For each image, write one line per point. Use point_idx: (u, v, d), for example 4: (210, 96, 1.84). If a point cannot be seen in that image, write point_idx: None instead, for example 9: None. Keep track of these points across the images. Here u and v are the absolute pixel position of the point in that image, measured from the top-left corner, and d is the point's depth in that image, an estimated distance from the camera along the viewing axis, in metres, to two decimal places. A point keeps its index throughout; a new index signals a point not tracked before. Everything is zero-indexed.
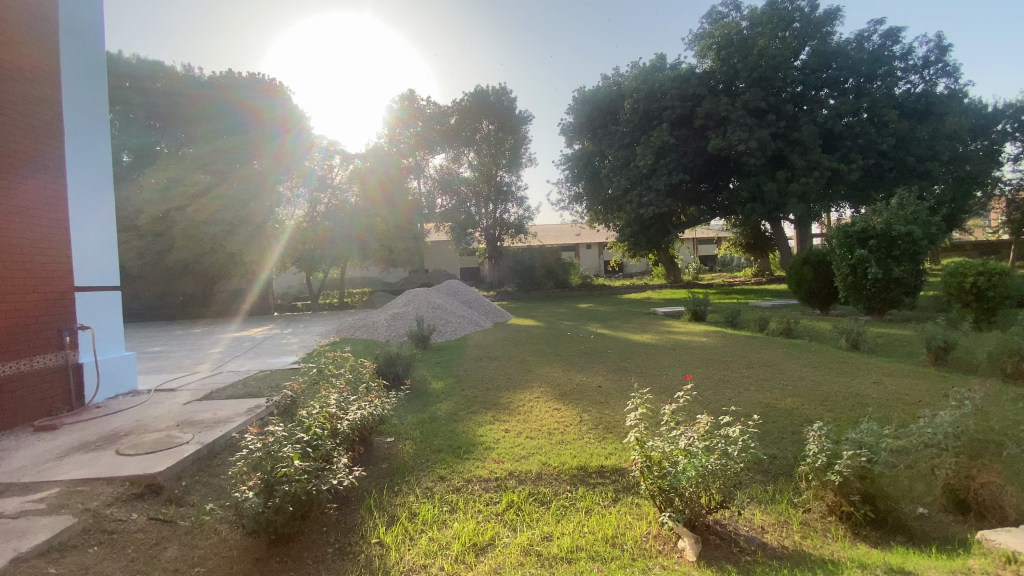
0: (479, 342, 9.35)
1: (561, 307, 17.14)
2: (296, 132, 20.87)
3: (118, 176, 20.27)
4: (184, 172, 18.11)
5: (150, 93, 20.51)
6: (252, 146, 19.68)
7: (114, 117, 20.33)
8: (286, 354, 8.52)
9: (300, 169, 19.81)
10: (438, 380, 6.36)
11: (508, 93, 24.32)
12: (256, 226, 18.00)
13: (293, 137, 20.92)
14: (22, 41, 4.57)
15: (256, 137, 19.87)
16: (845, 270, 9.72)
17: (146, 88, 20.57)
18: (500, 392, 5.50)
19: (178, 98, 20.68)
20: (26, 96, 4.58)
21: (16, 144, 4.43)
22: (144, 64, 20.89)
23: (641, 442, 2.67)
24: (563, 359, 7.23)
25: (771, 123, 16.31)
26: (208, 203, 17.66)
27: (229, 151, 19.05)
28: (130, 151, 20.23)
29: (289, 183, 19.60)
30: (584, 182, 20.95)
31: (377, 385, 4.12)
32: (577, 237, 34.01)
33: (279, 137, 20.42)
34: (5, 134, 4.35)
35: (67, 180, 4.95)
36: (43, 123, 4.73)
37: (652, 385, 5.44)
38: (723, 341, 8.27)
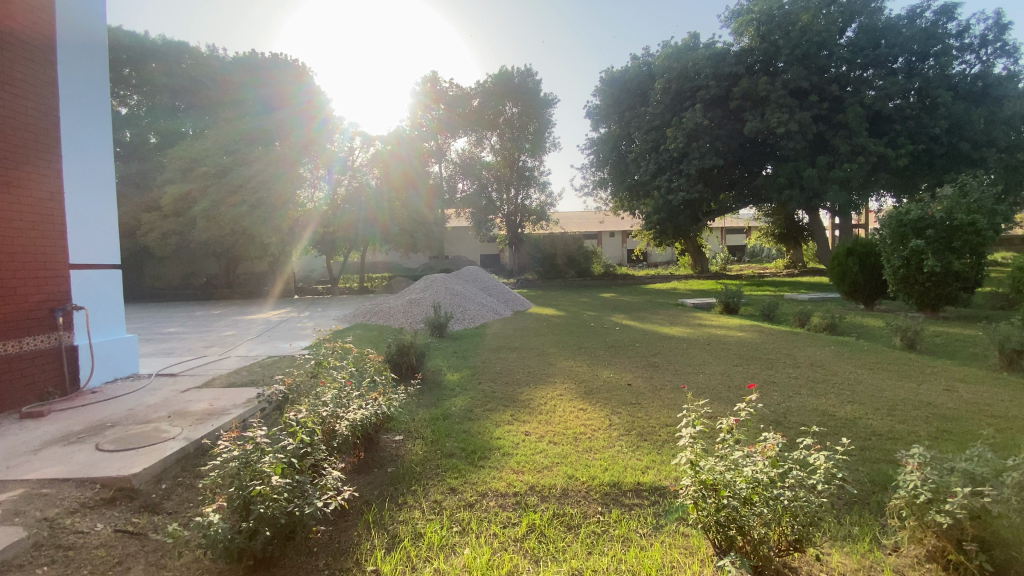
0: (498, 331, 8.94)
1: (583, 295, 16.61)
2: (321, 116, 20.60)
3: (144, 156, 20.36)
4: (209, 153, 18.03)
5: (175, 73, 20.48)
6: (279, 132, 19.61)
7: (141, 98, 20.41)
8: (300, 338, 8.27)
9: (325, 154, 19.35)
10: (454, 371, 5.97)
11: (533, 75, 23.62)
12: (279, 213, 17.87)
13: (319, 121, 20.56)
14: (28, 22, 4.35)
15: (283, 123, 19.67)
16: (896, 262, 8.94)
17: (172, 69, 20.54)
18: (519, 387, 5.04)
19: (203, 80, 20.65)
20: (36, 80, 4.40)
21: (27, 133, 4.29)
22: (170, 45, 20.84)
23: (695, 464, 2.18)
24: (587, 352, 6.73)
25: (813, 104, 15.37)
26: (237, 190, 17.65)
27: (257, 139, 19.08)
28: (156, 132, 20.30)
29: (313, 168, 19.13)
30: (610, 167, 20.24)
31: (385, 379, 3.70)
32: (600, 225, 33.25)
33: (305, 124, 19.96)
34: (17, 124, 4.21)
35: (78, 166, 4.77)
36: (51, 106, 4.53)
37: (689, 385, 4.92)
38: (762, 336, 7.66)
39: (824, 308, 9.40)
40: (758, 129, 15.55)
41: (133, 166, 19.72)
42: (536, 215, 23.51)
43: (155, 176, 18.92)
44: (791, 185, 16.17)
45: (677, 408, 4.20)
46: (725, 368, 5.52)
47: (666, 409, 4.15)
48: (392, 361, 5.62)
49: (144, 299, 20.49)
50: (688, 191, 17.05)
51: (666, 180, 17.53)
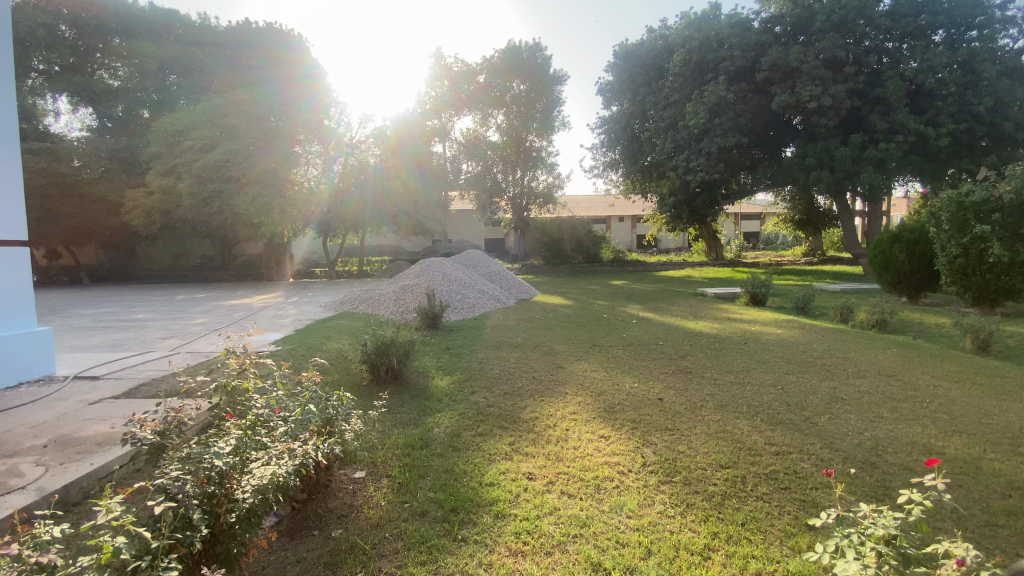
0: (498, 323, 7.95)
1: (592, 282, 15.59)
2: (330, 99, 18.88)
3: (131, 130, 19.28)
4: (197, 128, 16.90)
5: (162, 41, 19.17)
6: (284, 110, 18.27)
7: (128, 68, 19.24)
8: (275, 327, 7.31)
9: (337, 138, 18.43)
10: (443, 374, 5.01)
11: (542, 50, 22.26)
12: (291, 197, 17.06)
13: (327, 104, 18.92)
14: None
15: (290, 105, 18.18)
16: (953, 251, 7.83)
17: (158, 36, 19.19)
18: (521, 400, 4.03)
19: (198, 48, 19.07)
20: None
21: None
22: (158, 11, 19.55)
23: None
24: (603, 352, 5.70)
25: (848, 77, 14.01)
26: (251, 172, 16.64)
27: (266, 121, 17.60)
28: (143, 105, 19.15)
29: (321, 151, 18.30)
30: (623, 146, 19.04)
31: (335, 401, 2.68)
32: (609, 209, 31.95)
33: (312, 104, 18.45)
34: None
35: None
36: None
37: (737, 402, 3.90)
38: (806, 334, 6.62)
39: (867, 302, 8.38)
40: (786, 104, 14.26)
41: (118, 141, 18.62)
42: (543, 198, 22.29)
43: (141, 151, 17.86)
44: (820, 166, 14.93)
45: (730, 439, 3.20)
46: (774, 377, 4.52)
47: (716, 442, 3.15)
48: (368, 361, 4.65)
49: (134, 280, 19.64)
50: (708, 171, 15.86)
51: (684, 160, 16.35)
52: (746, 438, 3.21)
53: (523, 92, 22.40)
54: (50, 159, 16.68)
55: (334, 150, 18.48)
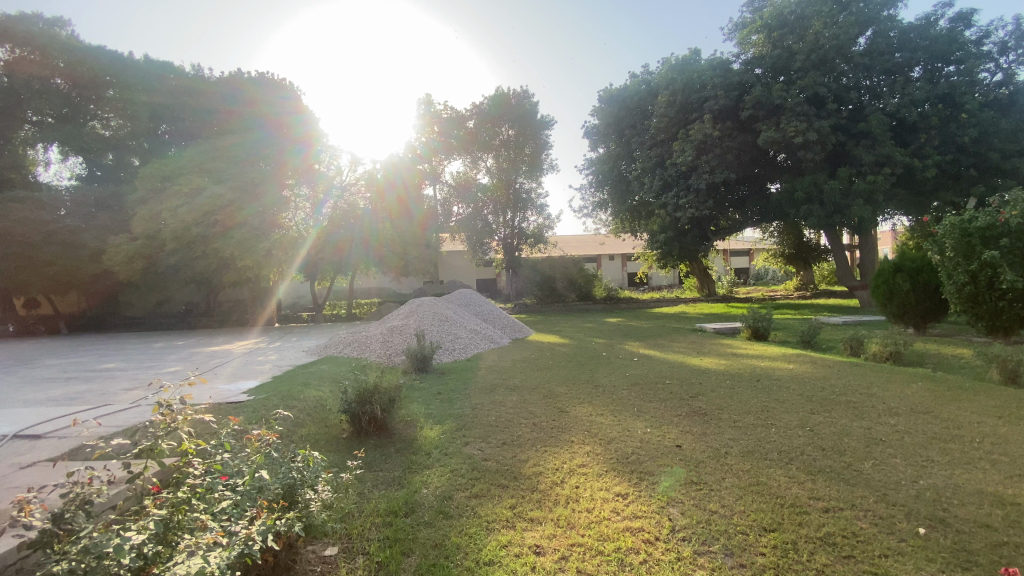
0: (493, 364, 7.50)
1: (587, 320, 15.22)
2: (322, 148, 18.85)
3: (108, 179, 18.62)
4: (186, 176, 16.55)
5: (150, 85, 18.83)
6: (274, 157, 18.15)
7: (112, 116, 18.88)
8: (251, 375, 6.77)
9: (324, 182, 18.27)
10: (434, 422, 4.53)
11: (530, 96, 22.76)
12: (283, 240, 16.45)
13: (318, 151, 18.90)
14: None
15: (280, 152, 18.09)
16: (963, 278, 7.62)
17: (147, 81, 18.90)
18: (520, 451, 3.56)
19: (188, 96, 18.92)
20: None
21: None
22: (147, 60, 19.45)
23: None
24: (607, 394, 5.25)
25: (832, 112, 14.29)
26: (239, 217, 16.26)
27: (256, 168, 17.37)
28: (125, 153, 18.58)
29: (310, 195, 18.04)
30: (611, 186, 19.14)
31: (297, 465, 2.23)
32: (600, 248, 32.00)
33: (303, 152, 18.53)
34: None
35: None
36: None
37: (765, 447, 3.46)
38: (821, 369, 6.22)
39: (876, 333, 8.09)
40: (773, 139, 14.43)
41: (102, 187, 18.35)
42: (533, 239, 22.18)
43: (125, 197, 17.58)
44: (810, 199, 14.98)
45: (767, 492, 2.76)
46: (799, 418, 4.09)
47: (752, 497, 2.71)
48: (348, 411, 4.18)
49: (112, 328, 18.91)
50: (698, 207, 15.89)
51: (673, 196, 16.39)
52: (785, 491, 2.77)
53: (512, 137, 22.73)
54: (30, 206, 16.31)
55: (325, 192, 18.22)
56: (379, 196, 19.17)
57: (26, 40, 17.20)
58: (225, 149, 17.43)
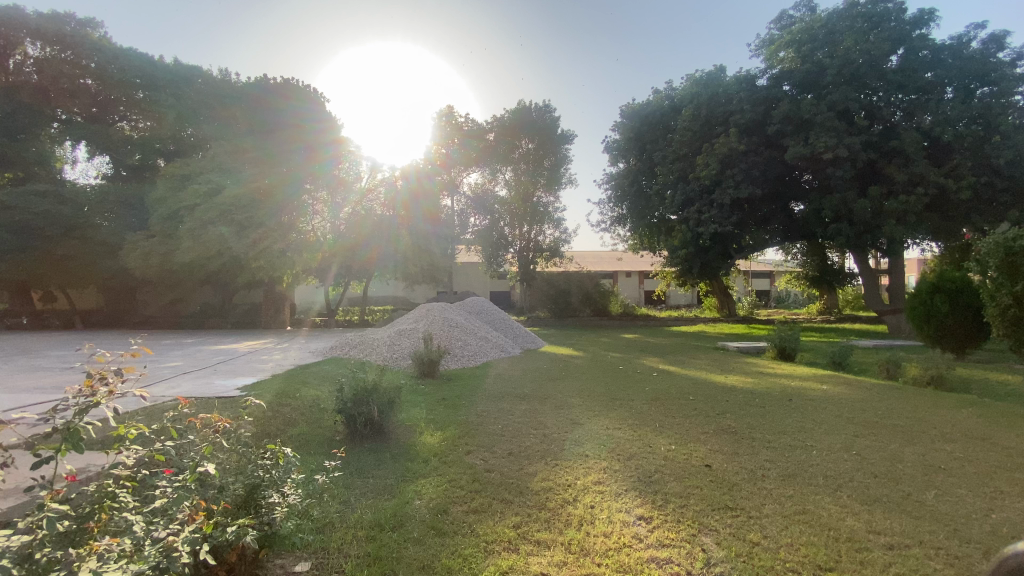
0: (503, 372, 7.13)
1: (602, 335, 14.76)
2: (350, 160, 18.39)
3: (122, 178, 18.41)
4: (205, 177, 16.40)
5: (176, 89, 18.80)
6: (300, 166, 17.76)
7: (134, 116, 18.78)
8: (250, 373, 6.48)
9: (354, 198, 18.04)
10: (436, 428, 4.17)
11: (551, 110, 22.60)
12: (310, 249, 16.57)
13: (347, 165, 18.42)
14: None
15: (308, 163, 17.71)
16: (1004, 300, 7.00)
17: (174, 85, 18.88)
18: (528, 463, 3.19)
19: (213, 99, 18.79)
20: None
21: None
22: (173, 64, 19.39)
23: None
24: (625, 407, 4.84)
25: (862, 129, 13.81)
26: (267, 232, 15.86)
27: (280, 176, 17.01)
28: None
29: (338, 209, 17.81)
30: (630, 201, 18.77)
31: (261, 465, 1.94)
32: (617, 265, 31.51)
33: (332, 164, 18.12)
34: None
35: None
36: None
37: (808, 472, 3.03)
38: (860, 391, 5.72)
39: (915, 356, 7.54)
40: (801, 155, 13.96)
41: (125, 185, 18.56)
42: (549, 252, 21.79)
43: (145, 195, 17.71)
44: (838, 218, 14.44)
45: (816, 522, 2.35)
46: (844, 441, 3.65)
47: (800, 528, 2.29)
48: (343, 411, 3.87)
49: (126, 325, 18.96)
50: (720, 223, 15.43)
51: (695, 212, 15.97)
52: (838, 521, 2.35)
53: (532, 150, 22.56)
54: (53, 201, 16.50)
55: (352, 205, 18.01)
56: (404, 208, 19.09)
57: (59, 41, 17.54)
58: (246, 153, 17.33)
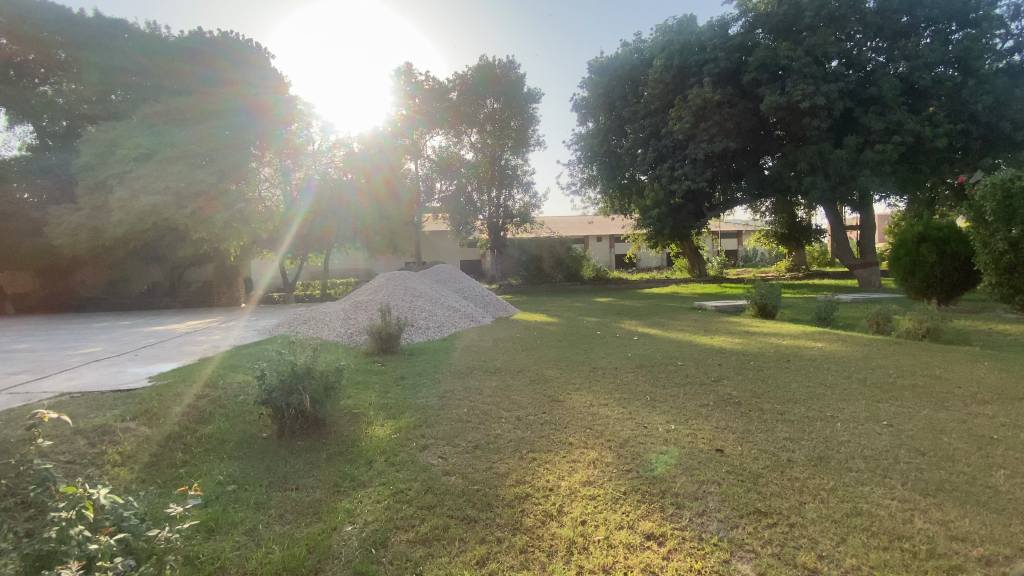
0: (470, 345, 6.43)
1: (575, 300, 14.18)
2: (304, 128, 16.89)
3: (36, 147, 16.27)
4: (132, 137, 14.24)
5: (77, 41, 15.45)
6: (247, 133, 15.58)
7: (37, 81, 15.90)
8: (173, 358, 5.52)
9: (306, 164, 16.78)
10: (387, 415, 3.49)
11: (516, 67, 21.30)
12: (259, 218, 14.97)
13: (300, 133, 16.84)
14: None
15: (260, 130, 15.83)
16: (1000, 246, 6.72)
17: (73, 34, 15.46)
18: (498, 458, 2.55)
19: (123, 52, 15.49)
20: None
21: None
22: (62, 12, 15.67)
23: None
24: (608, 378, 4.23)
25: (838, 77, 13.32)
26: (217, 199, 14.27)
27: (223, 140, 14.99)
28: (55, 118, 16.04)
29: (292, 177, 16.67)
30: (601, 161, 17.97)
31: None
32: (588, 229, 30.88)
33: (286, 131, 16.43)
34: None
35: None
36: None
37: (840, 453, 2.48)
38: (859, 348, 5.28)
39: (902, 309, 7.21)
40: (777, 105, 13.39)
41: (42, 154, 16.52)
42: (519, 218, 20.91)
43: (66, 164, 15.80)
44: (813, 171, 14.06)
45: (882, 531, 1.76)
46: (867, 410, 3.13)
47: (864, 542, 1.70)
48: (267, 400, 3.13)
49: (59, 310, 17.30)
50: (694, 179, 14.88)
51: (668, 168, 15.36)
52: (905, 525, 1.79)
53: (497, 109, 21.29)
54: None
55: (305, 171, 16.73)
56: (365, 177, 17.99)
57: None
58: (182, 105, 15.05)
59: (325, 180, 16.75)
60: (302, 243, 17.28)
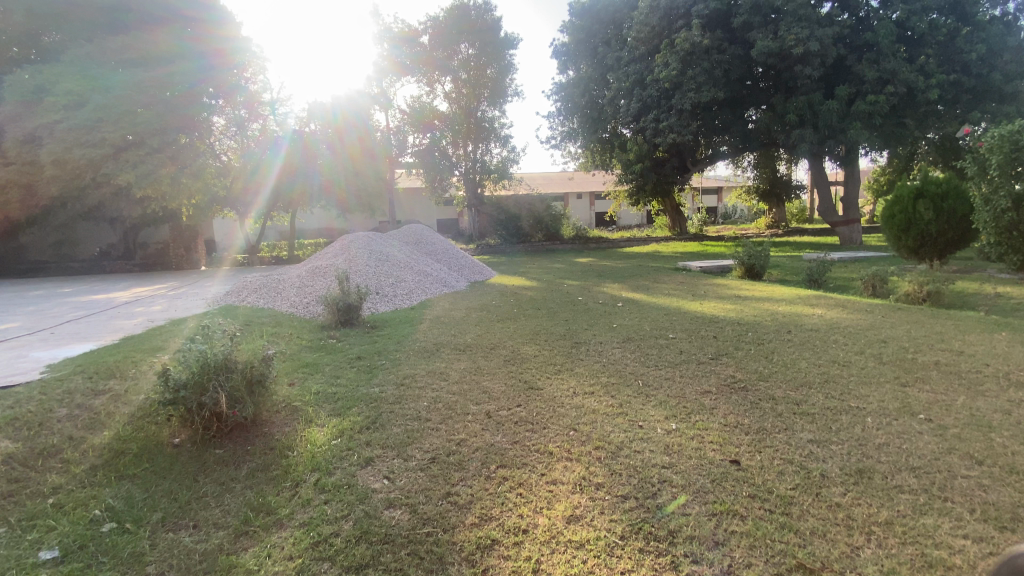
0: (439, 315, 5.83)
1: (555, 261, 13.57)
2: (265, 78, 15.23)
3: None
4: (62, 77, 12.31)
5: None
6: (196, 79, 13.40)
7: None
8: (93, 337, 4.76)
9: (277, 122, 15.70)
10: (331, 412, 2.92)
11: (491, 9, 19.71)
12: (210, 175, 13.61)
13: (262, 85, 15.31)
14: None
15: (214, 78, 13.77)
16: (1004, 204, 6.32)
17: None
18: (458, 478, 2.02)
19: None
20: None
21: None
22: None
23: None
24: (592, 356, 3.73)
25: (833, 22, 12.56)
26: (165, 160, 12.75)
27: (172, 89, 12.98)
28: None
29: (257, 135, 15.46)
30: (582, 113, 17.04)
31: None
32: (568, 186, 29.98)
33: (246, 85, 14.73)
34: None
35: None
36: None
37: (882, 463, 2.02)
38: (862, 314, 4.89)
39: (897, 270, 6.85)
40: (768, 51, 12.58)
41: None
42: (497, 174, 19.95)
43: None
44: (802, 123, 13.44)
45: None
46: (896, 399, 2.67)
47: None
48: (172, 401, 2.52)
49: None
50: (679, 132, 14.11)
51: (653, 120, 14.53)
52: None
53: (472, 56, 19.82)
54: None
55: (269, 126, 15.59)
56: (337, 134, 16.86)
57: None
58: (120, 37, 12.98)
59: (297, 141, 15.71)
60: (271, 203, 16.04)
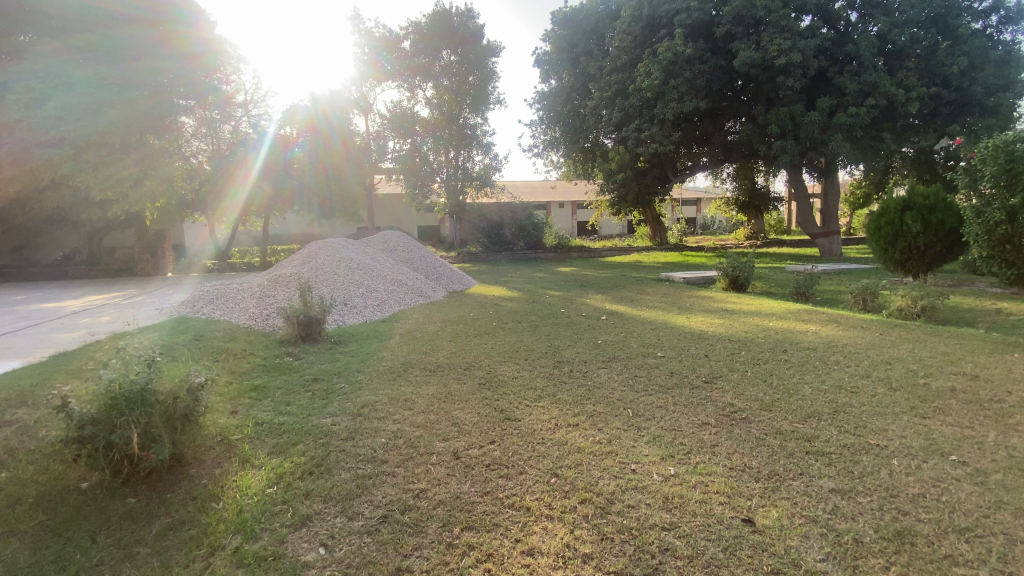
0: (412, 329, 5.41)
1: (536, 271, 13.22)
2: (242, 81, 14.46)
3: None
4: (19, 71, 11.50)
5: None
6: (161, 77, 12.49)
7: None
8: (16, 355, 4.20)
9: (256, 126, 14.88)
10: (272, 450, 2.49)
11: (474, 16, 19.49)
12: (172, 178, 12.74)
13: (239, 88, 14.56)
14: None
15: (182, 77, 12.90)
16: (998, 217, 6.18)
17: None
18: (414, 548, 1.64)
19: None
20: None
21: None
22: None
23: None
24: (575, 379, 3.36)
25: (814, 34, 12.62)
26: (125, 166, 11.87)
27: (135, 90, 12.10)
28: None
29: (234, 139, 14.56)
30: (565, 122, 16.84)
31: None
32: (549, 195, 29.83)
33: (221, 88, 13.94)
34: None
35: None
36: None
37: (921, 524, 1.71)
38: (858, 331, 4.64)
39: (887, 284, 6.68)
40: (751, 62, 12.54)
41: None
42: (479, 181, 19.64)
43: None
44: (784, 135, 13.42)
45: None
46: (920, 435, 2.40)
47: None
48: (74, 441, 2.08)
49: None
50: (661, 142, 13.97)
51: (635, 129, 14.39)
52: None
53: (454, 62, 19.51)
54: None
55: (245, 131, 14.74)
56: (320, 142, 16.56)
57: None
58: (83, 32, 12.12)
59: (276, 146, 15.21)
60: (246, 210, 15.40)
